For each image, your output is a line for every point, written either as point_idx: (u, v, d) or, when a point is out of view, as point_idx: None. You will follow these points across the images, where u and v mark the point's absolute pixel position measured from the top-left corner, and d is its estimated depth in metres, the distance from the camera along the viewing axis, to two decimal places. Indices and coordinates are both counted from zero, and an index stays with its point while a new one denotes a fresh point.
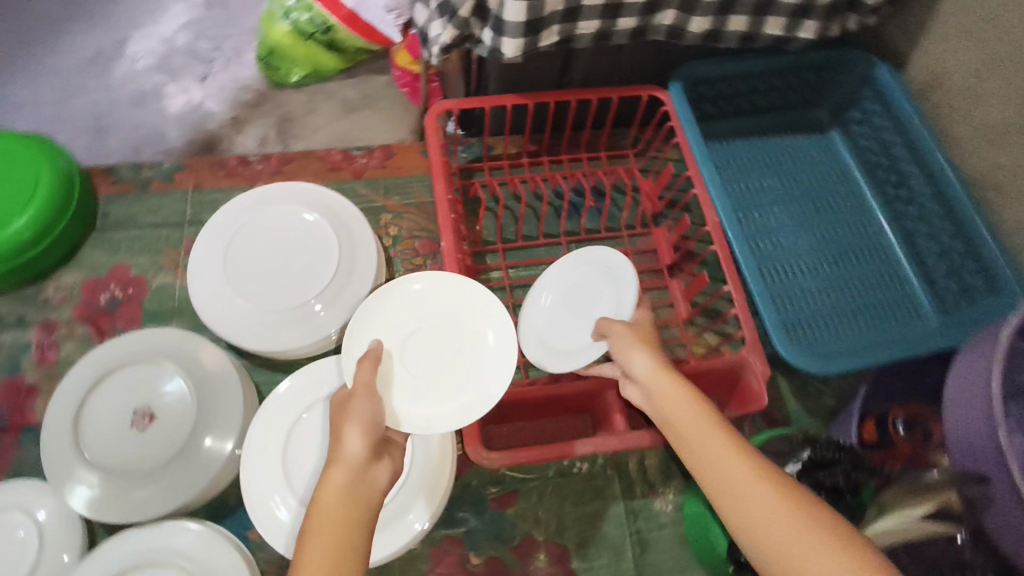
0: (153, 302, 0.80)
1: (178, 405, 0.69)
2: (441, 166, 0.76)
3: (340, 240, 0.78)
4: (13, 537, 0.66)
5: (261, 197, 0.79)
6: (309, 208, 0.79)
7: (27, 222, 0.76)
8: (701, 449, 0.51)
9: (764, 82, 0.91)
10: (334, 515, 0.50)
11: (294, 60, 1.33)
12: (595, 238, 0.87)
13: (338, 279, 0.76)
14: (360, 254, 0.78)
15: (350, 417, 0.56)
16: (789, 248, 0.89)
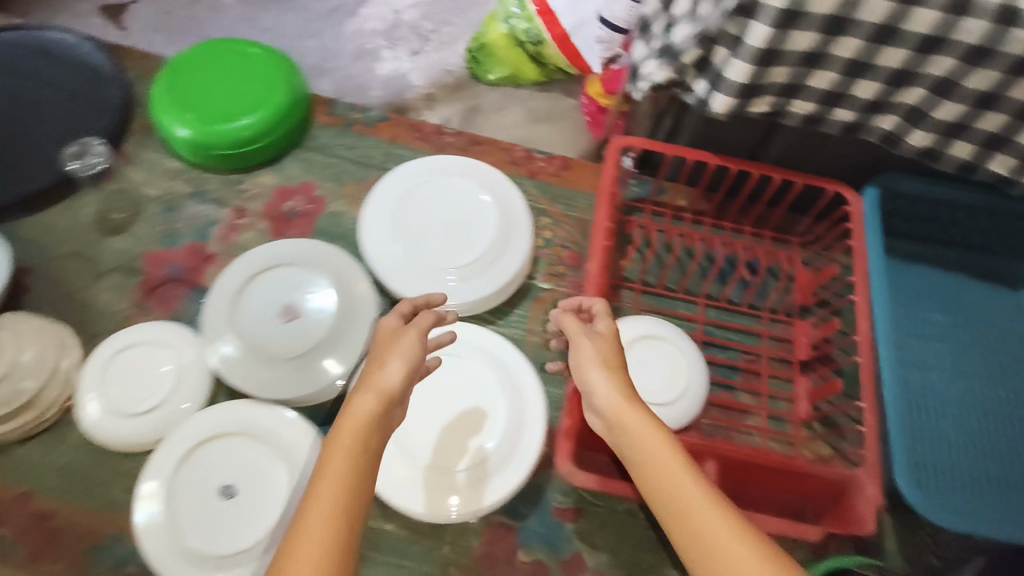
0: (325, 223, 0.87)
1: (324, 305, 0.75)
2: (608, 195, 0.80)
3: (500, 227, 0.81)
4: (156, 368, 0.73)
5: (444, 165, 0.85)
6: (487, 191, 0.83)
7: (249, 123, 0.87)
8: (635, 439, 0.53)
9: (968, 215, 0.86)
10: (360, 428, 0.50)
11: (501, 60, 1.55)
12: (734, 309, 0.86)
13: (487, 258, 0.80)
14: (512, 235, 0.82)
15: (393, 342, 0.57)
16: (938, 389, 0.82)
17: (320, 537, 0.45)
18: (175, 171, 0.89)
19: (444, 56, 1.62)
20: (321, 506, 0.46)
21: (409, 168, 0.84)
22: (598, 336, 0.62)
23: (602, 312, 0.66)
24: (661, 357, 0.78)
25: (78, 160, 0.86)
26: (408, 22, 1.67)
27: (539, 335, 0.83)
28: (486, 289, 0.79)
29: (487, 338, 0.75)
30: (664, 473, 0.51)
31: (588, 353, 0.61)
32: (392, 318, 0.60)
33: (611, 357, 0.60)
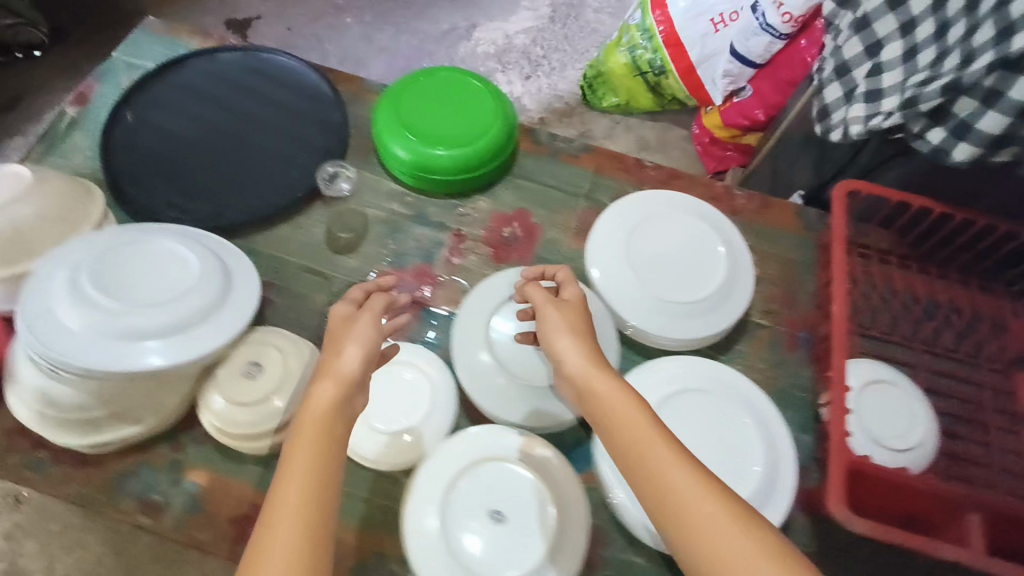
0: (542, 251, 0.89)
1: (572, 335, 0.76)
2: (841, 237, 0.82)
3: (733, 275, 0.82)
4: (400, 380, 0.75)
5: (679, 203, 0.87)
6: (723, 241, 0.84)
7: (469, 154, 0.89)
8: (620, 425, 0.57)
9: None
10: (317, 419, 0.52)
11: (620, 91, 1.90)
12: (952, 357, 0.85)
13: (720, 302, 0.81)
14: (740, 273, 0.83)
15: (346, 330, 0.60)
16: None
17: (298, 499, 0.48)
18: (394, 193, 0.92)
19: (556, 82, 2.02)
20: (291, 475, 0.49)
21: (644, 201, 0.86)
22: (563, 305, 0.67)
23: (570, 286, 0.70)
24: (891, 402, 0.78)
25: (332, 177, 0.90)
26: (532, 57, 2.05)
27: (759, 372, 0.83)
28: (721, 325, 0.80)
29: (731, 374, 0.75)
30: (645, 446, 0.54)
31: (555, 323, 0.66)
32: (348, 308, 0.64)
33: (578, 328, 0.65)
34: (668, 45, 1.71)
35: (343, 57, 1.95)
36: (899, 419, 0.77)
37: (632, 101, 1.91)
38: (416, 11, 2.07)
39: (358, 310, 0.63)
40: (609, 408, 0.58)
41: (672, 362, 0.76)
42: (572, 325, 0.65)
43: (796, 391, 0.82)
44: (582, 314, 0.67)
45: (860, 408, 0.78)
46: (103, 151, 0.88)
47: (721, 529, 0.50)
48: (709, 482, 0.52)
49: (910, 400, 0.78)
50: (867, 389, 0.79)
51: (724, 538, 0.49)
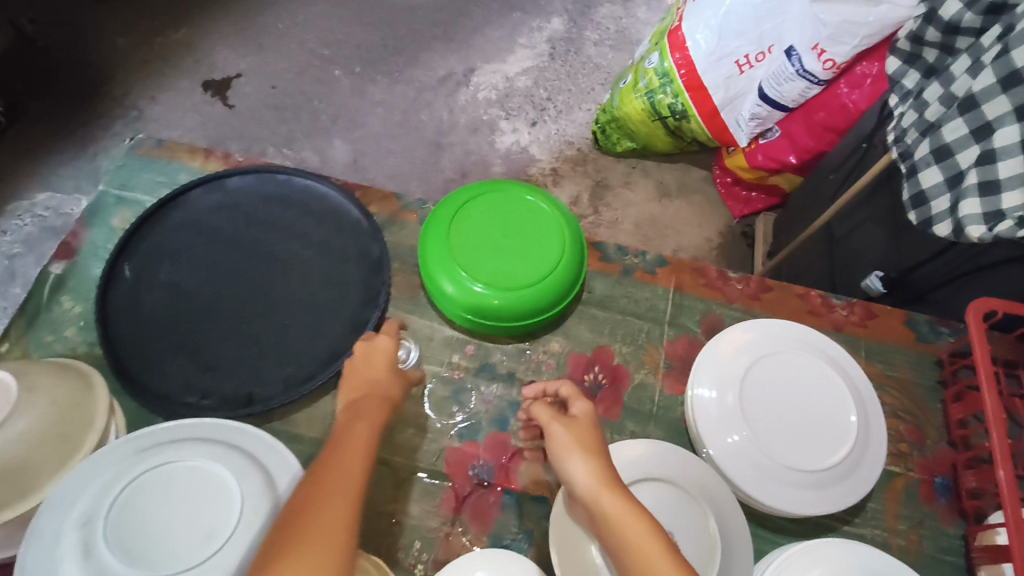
0: (632, 398, 0.77)
1: (707, 537, 0.63)
2: (989, 372, 0.69)
3: (864, 455, 0.70)
4: None
5: (800, 346, 0.74)
6: (856, 411, 0.71)
7: (538, 294, 0.76)
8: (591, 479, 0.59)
9: None
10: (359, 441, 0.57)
11: (636, 134, 1.74)
12: None
13: (847, 482, 0.68)
14: (873, 446, 0.71)
15: (382, 370, 0.68)
16: None
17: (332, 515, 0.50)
18: (453, 340, 0.79)
19: (564, 128, 1.87)
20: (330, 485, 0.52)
21: (755, 338, 0.74)
22: (573, 423, 0.63)
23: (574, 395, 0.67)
24: None
25: (405, 347, 0.77)
26: (535, 102, 1.89)
27: (904, 537, 0.71)
28: (853, 503, 0.68)
29: (894, 568, 0.64)
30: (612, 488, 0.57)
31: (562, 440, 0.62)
32: (392, 344, 0.71)
33: (590, 445, 0.60)
34: (688, 88, 1.52)
35: (336, 114, 1.79)
36: None
37: (650, 144, 1.76)
38: (407, 55, 1.90)
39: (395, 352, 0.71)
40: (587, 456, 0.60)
41: (835, 554, 0.64)
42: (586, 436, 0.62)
43: (949, 558, 0.70)
44: (588, 427, 0.63)
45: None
46: (100, 323, 0.73)
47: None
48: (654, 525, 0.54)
49: None
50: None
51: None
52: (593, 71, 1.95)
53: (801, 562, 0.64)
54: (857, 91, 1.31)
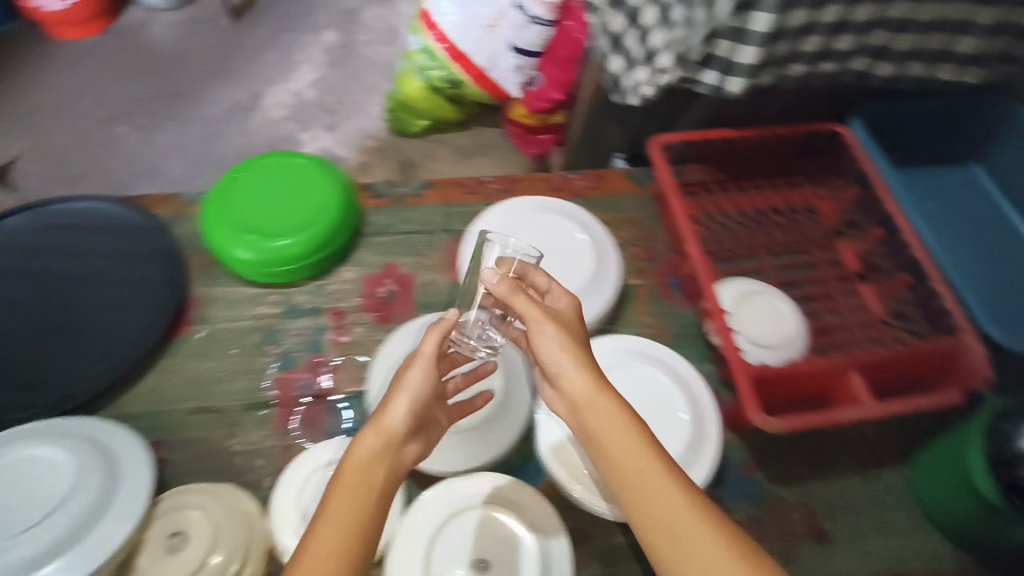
0: (423, 295, 0.90)
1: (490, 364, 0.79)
2: (672, 185, 0.92)
3: (599, 256, 0.89)
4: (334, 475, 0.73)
5: (529, 207, 0.93)
6: (581, 229, 0.91)
7: (316, 232, 0.87)
8: (630, 473, 0.54)
9: (926, 119, 1.04)
10: (345, 503, 0.50)
11: (425, 111, 1.89)
12: (786, 250, 0.99)
13: (593, 280, 0.87)
14: (604, 247, 0.91)
15: (402, 379, 0.59)
16: (959, 258, 1.00)
17: (341, 534, 0.49)
18: (257, 296, 0.89)
19: (361, 124, 1.98)
20: (343, 508, 0.50)
21: (495, 216, 0.92)
22: (559, 318, 0.62)
23: (551, 286, 0.66)
24: (759, 309, 0.90)
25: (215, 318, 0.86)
26: (326, 110, 1.99)
27: (653, 328, 0.91)
28: (601, 296, 0.86)
29: (633, 345, 0.84)
30: (653, 487, 0.53)
31: (542, 332, 0.61)
32: (436, 345, 0.60)
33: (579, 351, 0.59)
34: (454, 58, 1.69)
35: (130, 168, 1.78)
36: (769, 319, 0.89)
37: (440, 119, 1.91)
38: (190, 97, 1.92)
39: (426, 349, 0.60)
40: (621, 442, 0.55)
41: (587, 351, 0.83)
42: (560, 322, 0.61)
43: (687, 332, 0.91)
44: (566, 319, 0.62)
45: (741, 321, 0.88)
46: None
47: (717, 547, 0.49)
48: (720, 533, 0.50)
49: (774, 302, 0.90)
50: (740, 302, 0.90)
51: (709, 542, 0.49)
52: (369, 62, 2.08)
53: None
54: (576, 21, 1.53)
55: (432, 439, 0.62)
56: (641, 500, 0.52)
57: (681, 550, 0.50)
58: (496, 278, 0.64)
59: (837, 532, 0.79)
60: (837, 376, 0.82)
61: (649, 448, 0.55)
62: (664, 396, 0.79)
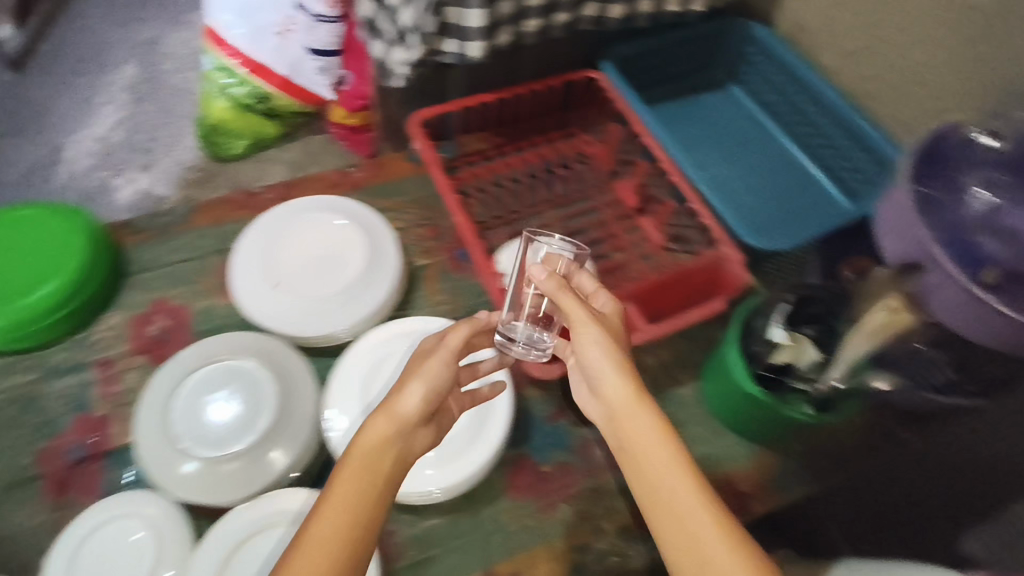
0: (200, 324, 0.86)
1: (252, 380, 0.77)
2: (434, 158, 0.93)
3: (369, 240, 0.87)
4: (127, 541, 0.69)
5: (288, 210, 0.89)
6: (345, 218, 0.88)
7: (58, 284, 0.80)
8: (643, 460, 0.54)
9: (673, 52, 1.09)
10: (346, 503, 0.52)
11: None
12: (568, 200, 1.02)
13: (366, 265, 0.85)
14: (374, 229, 0.88)
15: (431, 371, 0.60)
16: (724, 176, 1.06)
17: (338, 538, 0.50)
18: (8, 365, 0.81)
19: None
20: (347, 503, 0.52)
21: (254, 228, 0.86)
22: (600, 316, 0.63)
23: (597, 290, 0.68)
24: (541, 264, 0.91)
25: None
26: None
27: (447, 303, 0.91)
28: (377, 279, 0.84)
29: (415, 324, 0.83)
30: (674, 476, 0.53)
31: (593, 334, 0.60)
32: (468, 333, 0.64)
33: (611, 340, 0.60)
34: None
35: None
36: None
37: None
38: None
39: (447, 342, 0.62)
40: (640, 430, 0.55)
41: (362, 341, 0.80)
42: (608, 326, 0.62)
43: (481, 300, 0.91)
44: (610, 322, 0.63)
45: (525, 278, 0.88)
46: None
47: (716, 536, 0.50)
48: (727, 524, 0.51)
49: None
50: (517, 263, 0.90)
51: (711, 533, 0.50)
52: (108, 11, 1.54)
53: (348, 360, 0.79)
54: None
55: (445, 427, 0.63)
56: (660, 497, 0.52)
57: (696, 545, 0.50)
58: (543, 275, 0.63)
59: None
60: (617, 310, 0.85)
61: (666, 439, 0.54)
62: None
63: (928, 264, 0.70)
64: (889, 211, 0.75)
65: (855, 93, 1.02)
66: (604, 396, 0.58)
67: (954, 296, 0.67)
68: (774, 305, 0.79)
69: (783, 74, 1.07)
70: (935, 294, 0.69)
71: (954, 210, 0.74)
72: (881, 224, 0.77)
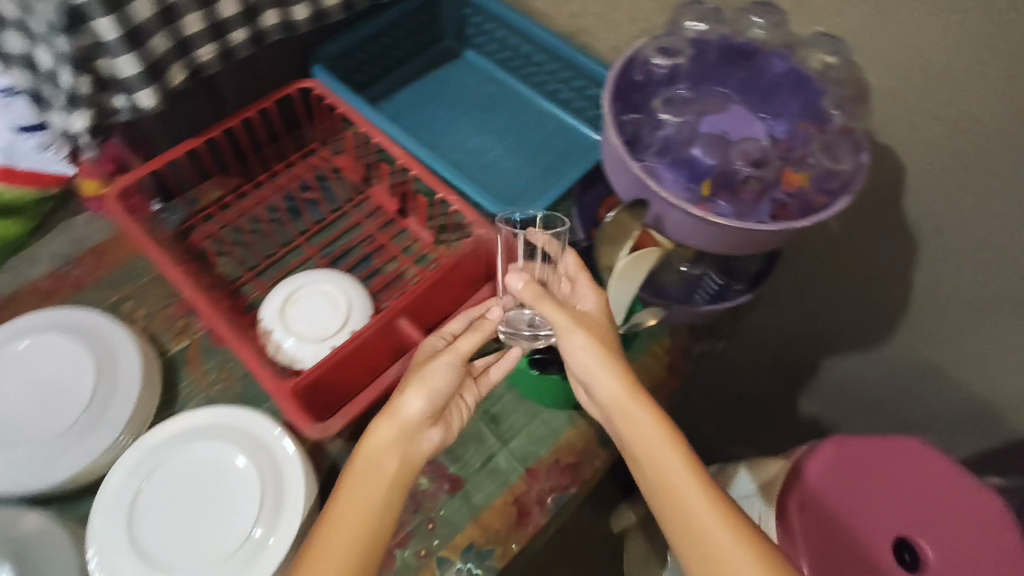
0: None
1: None
2: (144, 236, 0.78)
3: (87, 344, 0.75)
4: None
5: None
6: (51, 332, 0.76)
7: None
8: (658, 471, 0.55)
9: (388, 35, 1.05)
10: (354, 512, 0.54)
11: None
12: (325, 224, 0.94)
13: (93, 373, 0.73)
14: (90, 331, 0.76)
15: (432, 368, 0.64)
16: (479, 147, 1.03)
17: (343, 553, 0.53)
18: None
19: None
20: (349, 517, 0.54)
21: None
22: (591, 320, 0.63)
23: (573, 291, 0.69)
24: (307, 304, 0.83)
25: None
26: None
27: (217, 381, 0.81)
28: (113, 385, 0.73)
29: (171, 423, 0.71)
30: (683, 488, 0.54)
31: (578, 342, 0.61)
32: (473, 341, 0.67)
33: (609, 346, 0.61)
34: None
35: None
36: (321, 308, 0.82)
37: None
38: None
39: (460, 345, 0.66)
40: (649, 440, 0.56)
41: (122, 457, 0.69)
42: (591, 325, 0.62)
43: None
44: (593, 321, 0.64)
45: (293, 327, 0.80)
46: None
47: (734, 543, 0.51)
48: (743, 533, 0.52)
49: (320, 288, 0.84)
50: (281, 313, 0.82)
51: (718, 533, 0.52)
52: None
53: (104, 494, 0.67)
54: None
55: (452, 428, 0.66)
56: (680, 508, 0.54)
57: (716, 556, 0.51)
58: (521, 284, 0.64)
59: (466, 467, 0.78)
60: (390, 330, 0.76)
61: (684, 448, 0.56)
62: (226, 453, 0.70)
63: (650, 196, 0.69)
64: (604, 153, 0.74)
65: (573, 33, 1.04)
66: (604, 400, 0.59)
67: (678, 220, 0.68)
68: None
69: (504, 28, 1.07)
70: (665, 222, 0.70)
71: (652, 135, 0.75)
72: (605, 165, 0.74)
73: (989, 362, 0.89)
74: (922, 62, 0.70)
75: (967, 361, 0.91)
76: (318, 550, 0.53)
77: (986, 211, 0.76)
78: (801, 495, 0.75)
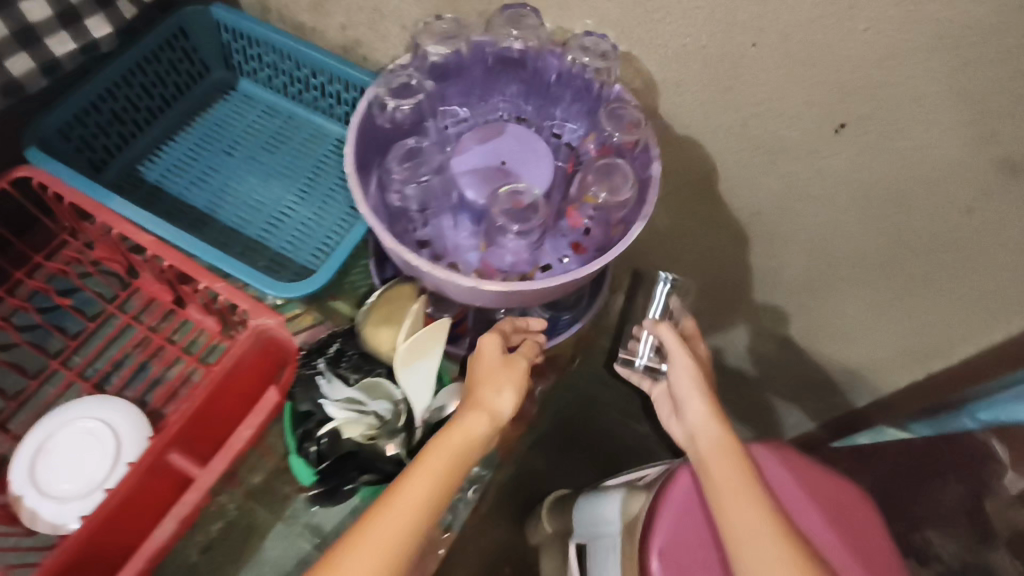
0: None
1: None
2: None
3: None
4: None
5: None
6: None
7: None
8: (727, 499, 0.56)
9: (129, 84, 0.87)
10: (421, 500, 0.51)
11: None
12: (89, 335, 0.79)
13: None
14: None
15: (501, 365, 0.59)
16: (266, 200, 0.89)
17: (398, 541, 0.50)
18: None
19: None
20: (415, 504, 0.51)
21: None
22: (698, 363, 0.66)
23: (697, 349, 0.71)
24: (61, 451, 0.70)
25: None
26: None
27: None
28: None
29: None
30: (757, 510, 0.54)
31: (687, 368, 0.63)
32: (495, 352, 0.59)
33: (708, 390, 0.62)
34: None
35: None
36: (79, 452, 0.70)
37: None
38: None
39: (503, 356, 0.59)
40: (733, 467, 0.57)
41: None
42: (699, 369, 0.64)
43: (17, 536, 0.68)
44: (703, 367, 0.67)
45: (48, 487, 0.68)
46: None
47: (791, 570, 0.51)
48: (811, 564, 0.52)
49: (75, 427, 0.71)
50: (33, 470, 0.69)
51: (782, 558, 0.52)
52: None
53: None
54: None
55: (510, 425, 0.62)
56: (746, 527, 0.54)
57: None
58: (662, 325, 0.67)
59: None
60: (161, 470, 0.65)
61: (754, 492, 0.56)
62: None
63: (417, 272, 0.58)
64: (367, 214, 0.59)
65: (346, 46, 0.89)
66: (694, 426, 0.61)
67: (460, 290, 0.58)
68: (312, 372, 0.64)
69: (271, 52, 0.91)
70: (447, 290, 0.59)
71: (400, 184, 0.64)
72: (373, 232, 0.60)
73: (841, 338, 0.84)
74: (698, 48, 0.61)
75: (822, 338, 0.86)
76: (377, 523, 0.50)
77: (804, 198, 0.68)
78: (789, 451, 0.70)
